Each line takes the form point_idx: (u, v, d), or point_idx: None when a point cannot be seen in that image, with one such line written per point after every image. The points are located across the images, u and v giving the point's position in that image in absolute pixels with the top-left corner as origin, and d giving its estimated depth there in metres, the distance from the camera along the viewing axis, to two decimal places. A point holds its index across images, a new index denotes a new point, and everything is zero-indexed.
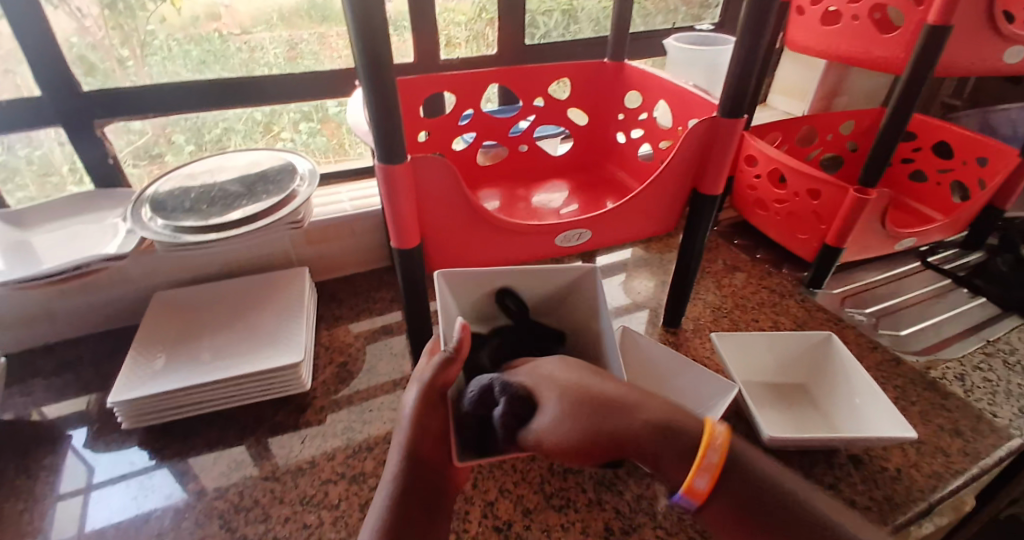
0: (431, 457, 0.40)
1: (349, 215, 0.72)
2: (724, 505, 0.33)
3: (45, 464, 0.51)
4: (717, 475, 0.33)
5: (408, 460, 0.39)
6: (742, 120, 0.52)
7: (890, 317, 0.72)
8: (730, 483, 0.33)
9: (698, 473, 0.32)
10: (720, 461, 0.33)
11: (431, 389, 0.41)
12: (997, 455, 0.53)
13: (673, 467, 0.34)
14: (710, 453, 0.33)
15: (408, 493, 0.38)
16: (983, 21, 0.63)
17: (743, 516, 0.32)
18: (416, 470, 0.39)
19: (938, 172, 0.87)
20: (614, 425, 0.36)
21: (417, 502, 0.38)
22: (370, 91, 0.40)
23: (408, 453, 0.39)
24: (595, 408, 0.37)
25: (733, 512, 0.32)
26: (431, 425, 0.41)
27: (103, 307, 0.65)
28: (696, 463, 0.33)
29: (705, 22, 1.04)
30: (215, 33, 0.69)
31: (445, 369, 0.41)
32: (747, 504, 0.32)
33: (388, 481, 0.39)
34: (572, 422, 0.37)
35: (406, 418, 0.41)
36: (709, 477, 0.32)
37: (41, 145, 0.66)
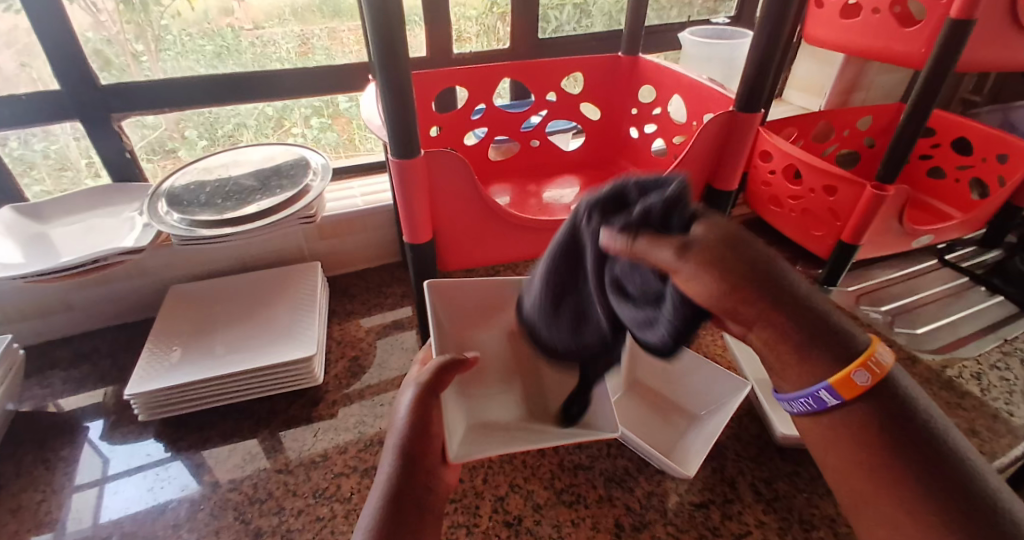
0: (427, 460, 0.36)
1: (361, 210, 0.72)
2: (869, 411, 0.28)
3: (63, 455, 0.52)
4: (880, 379, 0.28)
5: (402, 460, 0.35)
6: (758, 116, 0.51)
7: (906, 315, 0.71)
8: (883, 394, 0.28)
9: (864, 366, 0.27)
10: (873, 382, 0.28)
11: (429, 386, 0.38)
12: (1014, 455, 0.52)
13: (818, 358, 0.28)
14: (868, 367, 0.27)
15: (402, 495, 0.34)
16: (1008, 15, 0.62)
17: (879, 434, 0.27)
18: (410, 471, 0.35)
19: (956, 169, 0.86)
20: (744, 279, 0.28)
21: (411, 505, 0.34)
22: (386, 85, 0.40)
23: (401, 453, 0.35)
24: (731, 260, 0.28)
25: (877, 419, 0.28)
26: (429, 426, 0.37)
27: (120, 300, 0.66)
28: (862, 359, 0.28)
29: (720, 15, 1.03)
30: (227, 28, 0.70)
31: (444, 373, 0.39)
32: (898, 416, 0.27)
33: (380, 485, 0.34)
34: (718, 276, 0.28)
35: (401, 417, 0.37)
36: (874, 376, 0.28)
37: (58, 139, 0.67)
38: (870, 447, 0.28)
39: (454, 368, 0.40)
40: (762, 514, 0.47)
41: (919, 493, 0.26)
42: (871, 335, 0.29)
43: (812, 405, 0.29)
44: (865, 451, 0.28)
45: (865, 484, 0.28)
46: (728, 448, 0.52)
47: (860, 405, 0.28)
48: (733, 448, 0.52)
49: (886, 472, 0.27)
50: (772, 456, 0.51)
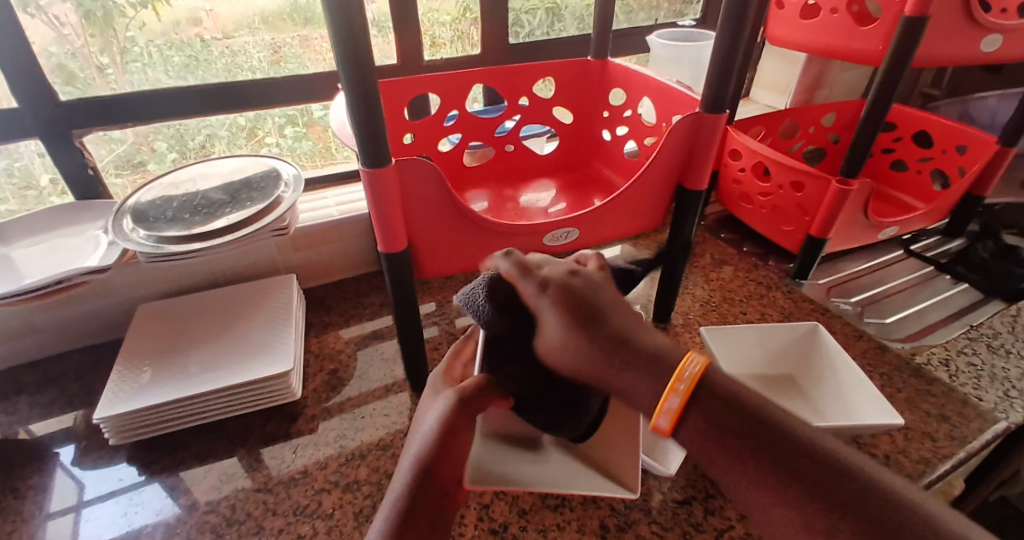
0: (443, 477, 0.34)
1: (336, 220, 0.71)
2: (696, 439, 0.30)
3: (31, 483, 0.50)
4: (682, 414, 0.31)
5: (417, 473, 0.34)
6: (724, 116, 0.52)
7: (876, 306, 0.73)
8: (707, 413, 0.30)
9: (661, 412, 0.31)
10: (685, 403, 0.31)
11: (459, 403, 0.37)
12: (983, 438, 0.54)
13: (643, 395, 0.32)
14: (676, 394, 0.31)
15: (413, 510, 0.32)
16: (959, 12, 0.64)
17: (724, 442, 0.29)
18: (425, 484, 0.33)
19: (918, 161, 0.88)
20: (595, 353, 0.33)
21: (424, 521, 0.32)
22: (352, 94, 0.40)
23: (419, 465, 0.34)
24: (588, 330, 0.34)
25: (711, 438, 0.30)
26: (455, 443, 0.36)
27: (89, 321, 0.64)
28: (658, 403, 0.31)
29: (688, 17, 1.05)
30: (196, 38, 0.69)
31: (480, 393, 0.38)
32: (728, 427, 0.30)
33: (394, 490, 0.33)
34: (582, 350, 0.34)
35: (430, 425, 0.37)
36: (672, 417, 0.31)
37: (22, 156, 0.65)
38: (725, 463, 0.29)
39: (492, 400, 0.39)
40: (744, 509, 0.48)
41: (794, 505, 0.27)
42: (684, 354, 0.32)
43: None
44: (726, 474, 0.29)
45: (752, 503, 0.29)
46: None
47: (691, 430, 0.30)
48: None
49: (744, 480, 0.29)
50: None
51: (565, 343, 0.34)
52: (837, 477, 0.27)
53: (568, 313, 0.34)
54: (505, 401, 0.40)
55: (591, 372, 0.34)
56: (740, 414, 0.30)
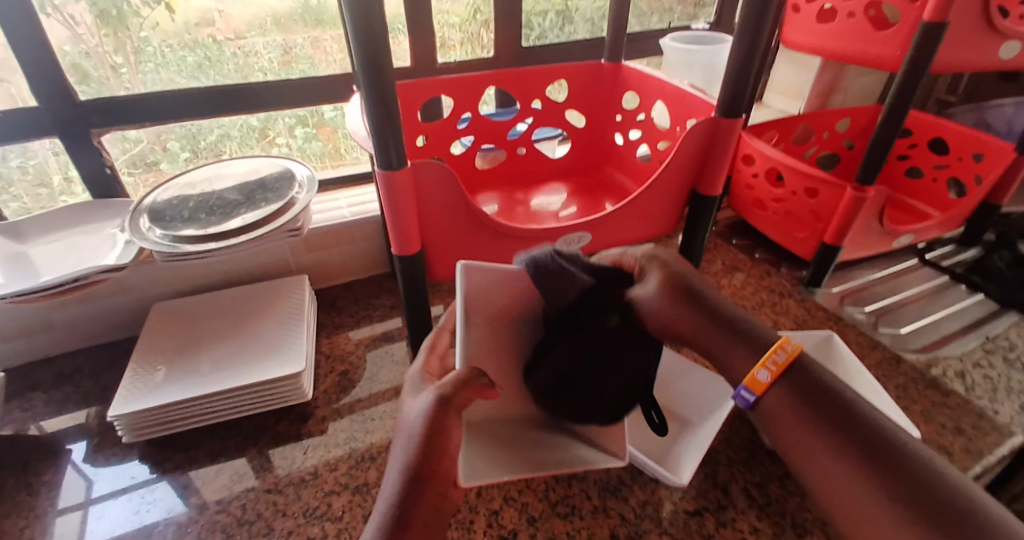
0: (436, 480, 0.33)
1: (347, 222, 0.72)
2: (784, 396, 0.34)
3: (45, 480, 0.51)
4: (782, 372, 0.34)
5: (409, 480, 0.32)
6: (740, 121, 0.52)
7: (889, 315, 0.72)
8: (799, 377, 0.34)
9: (764, 365, 0.34)
10: (786, 364, 0.34)
11: (443, 402, 0.34)
12: (999, 453, 0.53)
13: (740, 360, 0.36)
14: (780, 353, 0.35)
15: (408, 518, 0.31)
16: (977, 19, 0.63)
17: (802, 409, 0.33)
18: (416, 490, 0.32)
19: (933, 169, 0.88)
20: (696, 313, 0.38)
21: (416, 527, 0.31)
22: (370, 97, 0.40)
23: (408, 470, 0.32)
24: (692, 297, 0.39)
25: (794, 401, 0.33)
26: (442, 444, 0.33)
27: (103, 319, 0.65)
28: (763, 358, 0.35)
29: (700, 21, 1.05)
30: (210, 39, 0.69)
31: (462, 389, 0.35)
32: (811, 399, 0.33)
33: (386, 497, 0.32)
34: (686, 308, 0.39)
35: (413, 428, 0.34)
36: (774, 371, 0.34)
37: (37, 155, 0.66)
38: (801, 427, 0.32)
39: (480, 389, 0.36)
40: (756, 521, 0.47)
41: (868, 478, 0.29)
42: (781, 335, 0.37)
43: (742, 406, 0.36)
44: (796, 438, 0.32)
45: (813, 459, 0.31)
46: (720, 453, 0.52)
47: (780, 390, 0.34)
48: (725, 453, 0.52)
49: (821, 450, 0.31)
50: (765, 459, 0.52)
51: (665, 302, 0.39)
52: (900, 451, 0.29)
53: (677, 281, 0.40)
54: (492, 390, 0.38)
55: (688, 329, 0.38)
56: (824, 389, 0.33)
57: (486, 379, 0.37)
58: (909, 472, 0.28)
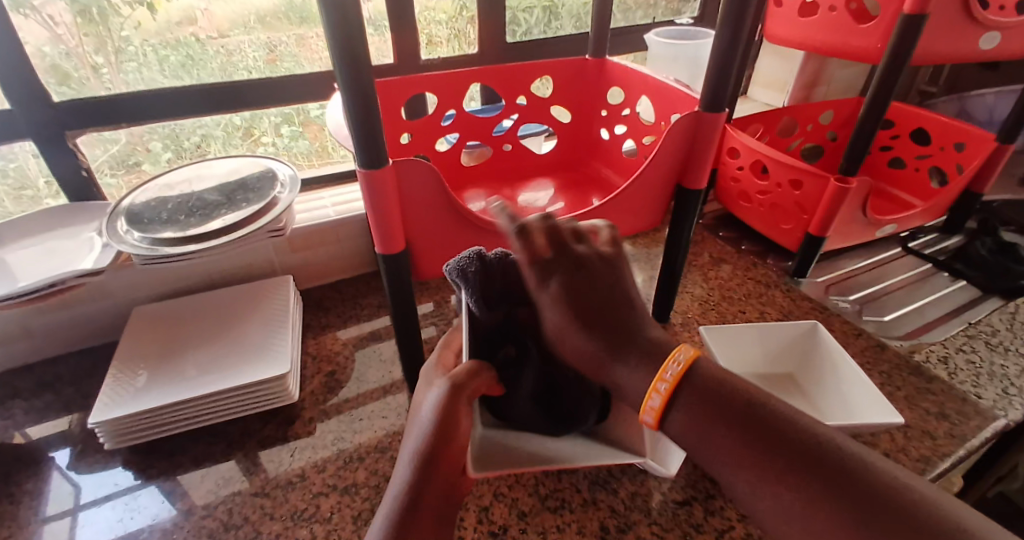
0: (447, 463, 0.35)
1: (332, 221, 0.71)
2: (679, 428, 0.33)
3: (27, 489, 0.50)
4: (665, 410, 0.33)
5: (419, 465, 0.34)
6: (723, 115, 0.52)
7: (874, 303, 0.73)
8: (685, 412, 0.32)
9: (645, 411, 0.34)
10: (665, 406, 0.33)
11: (456, 391, 0.35)
12: (982, 436, 0.53)
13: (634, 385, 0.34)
14: (656, 395, 0.33)
15: (419, 500, 0.34)
16: (957, 9, 0.64)
17: (713, 425, 0.32)
18: (426, 473, 0.34)
19: (916, 159, 0.88)
20: (588, 338, 0.35)
21: (426, 511, 0.34)
22: (348, 96, 0.39)
23: (421, 456, 0.34)
24: (582, 310, 0.35)
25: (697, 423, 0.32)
26: (453, 430, 0.35)
27: (85, 324, 0.64)
28: (642, 402, 0.34)
29: (685, 15, 1.05)
30: (192, 37, 0.68)
31: (472, 379, 0.36)
32: (720, 411, 0.32)
33: (399, 478, 0.35)
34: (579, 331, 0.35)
35: (426, 415, 0.36)
36: (655, 415, 0.33)
37: (16, 157, 0.65)
38: (718, 440, 0.31)
39: (487, 382, 0.38)
40: (744, 508, 0.47)
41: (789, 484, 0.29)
42: (665, 353, 0.34)
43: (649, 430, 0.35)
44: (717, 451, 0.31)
45: (742, 483, 0.31)
46: None
47: (682, 416, 0.33)
48: None
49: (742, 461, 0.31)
50: None
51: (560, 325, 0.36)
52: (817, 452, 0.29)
53: (573, 294, 0.35)
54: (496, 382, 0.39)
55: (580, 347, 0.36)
56: (737, 402, 0.32)
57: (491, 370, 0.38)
58: (840, 481, 0.28)
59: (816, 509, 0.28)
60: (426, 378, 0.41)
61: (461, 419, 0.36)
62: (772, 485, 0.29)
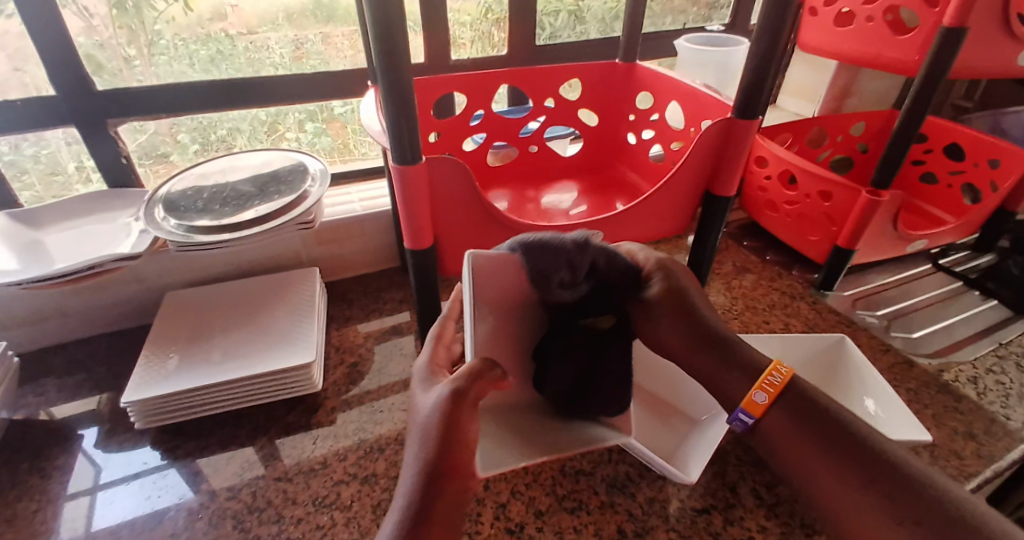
0: (458, 472, 0.33)
1: (358, 216, 0.72)
2: (780, 420, 0.37)
3: (58, 464, 0.51)
4: (778, 393, 0.38)
5: (427, 475, 0.32)
6: (756, 122, 0.52)
7: (902, 319, 0.72)
8: (791, 402, 0.37)
9: (759, 388, 0.38)
10: (778, 390, 0.38)
11: (456, 395, 0.35)
12: (1011, 458, 0.52)
13: (738, 385, 0.40)
14: (775, 375, 0.39)
15: (430, 512, 0.31)
16: (998, 21, 0.63)
17: (797, 426, 0.36)
18: (435, 484, 0.32)
19: (948, 174, 0.87)
20: (690, 330, 0.43)
21: (438, 521, 0.31)
22: (388, 92, 0.40)
23: (425, 467, 0.33)
24: (690, 311, 0.43)
25: (794, 422, 0.37)
26: (457, 435, 0.34)
27: (117, 307, 0.65)
28: (761, 378, 0.39)
29: (713, 22, 1.04)
30: (222, 33, 0.69)
31: (474, 381, 0.36)
32: (802, 416, 0.36)
33: (404, 492, 0.32)
34: (682, 326, 0.43)
35: (426, 422, 0.35)
36: (770, 393, 0.38)
37: (50, 144, 0.67)
38: (797, 440, 0.36)
39: (493, 381, 0.37)
40: (764, 520, 0.47)
41: (855, 485, 0.33)
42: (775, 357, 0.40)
43: (739, 428, 0.39)
44: (797, 450, 0.36)
45: (812, 480, 0.35)
46: (730, 454, 0.52)
47: (769, 416, 0.38)
48: (735, 452, 0.52)
49: (816, 461, 0.35)
50: None
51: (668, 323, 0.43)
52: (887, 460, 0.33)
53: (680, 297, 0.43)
54: (502, 380, 0.38)
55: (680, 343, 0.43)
56: (823, 408, 0.36)
57: (497, 371, 0.38)
58: (904, 486, 0.31)
59: (879, 508, 0.31)
60: (419, 384, 0.39)
61: (468, 424, 0.35)
62: (841, 485, 0.33)
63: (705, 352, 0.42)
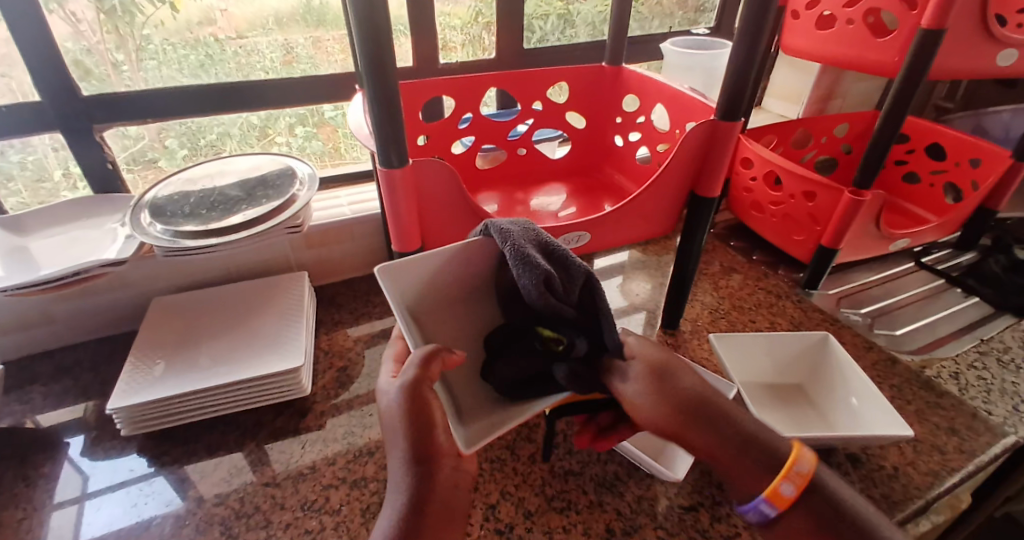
0: (441, 455, 0.35)
1: (348, 219, 0.72)
2: (804, 519, 0.33)
3: (44, 472, 0.51)
4: (804, 487, 0.33)
5: (413, 463, 0.33)
6: (738, 124, 0.52)
7: (885, 317, 0.73)
8: (818, 499, 0.33)
9: (785, 478, 0.33)
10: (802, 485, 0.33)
11: (420, 377, 0.36)
12: (992, 452, 0.53)
13: (754, 474, 0.34)
14: (801, 463, 0.34)
15: (425, 499, 0.33)
16: (974, 25, 0.64)
17: (826, 531, 0.32)
18: (422, 469, 0.33)
19: (930, 174, 0.88)
20: (679, 391, 0.37)
21: (436, 506, 0.33)
22: (373, 96, 0.40)
23: (410, 455, 0.34)
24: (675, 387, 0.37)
25: (814, 523, 0.33)
26: (430, 418, 0.35)
27: (103, 314, 0.65)
28: (786, 466, 0.34)
29: (701, 25, 1.05)
30: (211, 38, 0.69)
31: (430, 361, 0.37)
32: (832, 524, 0.32)
33: (394, 487, 0.33)
34: (657, 392, 0.37)
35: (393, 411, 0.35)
36: (797, 485, 0.33)
37: (36, 150, 0.66)
38: None
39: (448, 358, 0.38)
40: None
41: None
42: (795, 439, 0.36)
43: (757, 518, 0.34)
44: None
45: None
46: None
47: (796, 518, 0.33)
48: None
49: None
50: None
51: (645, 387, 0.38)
52: None
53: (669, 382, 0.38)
54: (456, 355, 0.39)
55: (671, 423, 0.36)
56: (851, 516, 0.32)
57: (444, 347, 0.39)
58: None
59: None
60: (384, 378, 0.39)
61: (430, 404, 0.35)
62: None
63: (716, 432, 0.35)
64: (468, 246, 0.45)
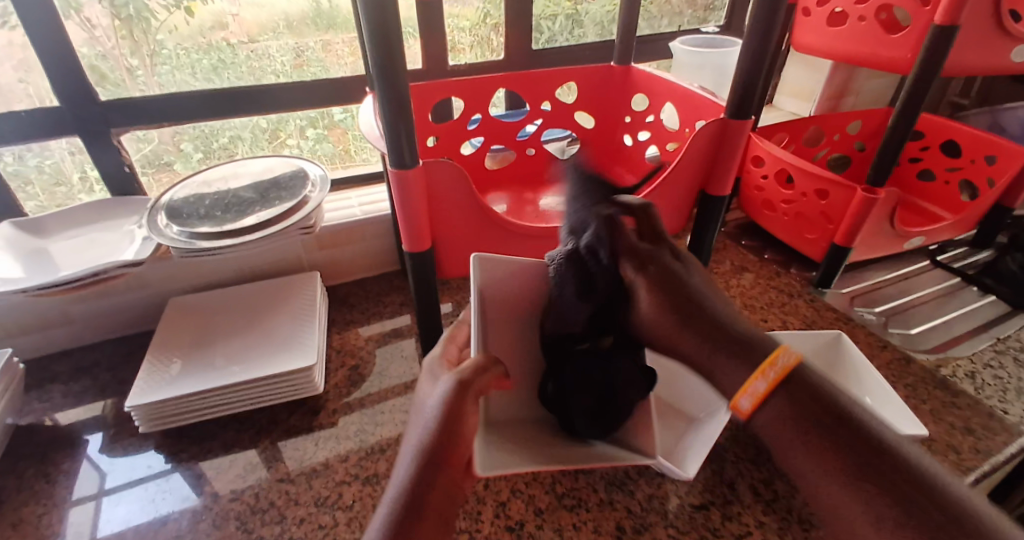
0: (452, 464, 0.32)
1: (359, 220, 0.73)
2: (775, 419, 0.29)
3: (63, 469, 0.52)
4: (768, 395, 0.30)
5: (423, 463, 0.31)
6: (748, 122, 0.52)
7: (900, 316, 0.72)
8: (787, 400, 0.29)
9: (746, 392, 0.30)
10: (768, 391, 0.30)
11: (463, 387, 0.34)
12: (1009, 452, 0.52)
13: (728, 375, 0.32)
14: (764, 378, 0.30)
15: (422, 503, 0.30)
16: (990, 19, 0.63)
17: (799, 426, 0.28)
18: (430, 474, 0.31)
19: (946, 171, 0.87)
20: (658, 295, 0.36)
21: (430, 515, 0.30)
22: (384, 98, 0.41)
23: (423, 453, 0.31)
24: (678, 298, 0.36)
25: (789, 419, 0.29)
26: (459, 428, 0.33)
27: (120, 314, 0.66)
28: (744, 384, 0.31)
29: (710, 24, 1.05)
30: (223, 42, 0.70)
31: (480, 374, 0.36)
32: (807, 417, 0.28)
33: (397, 483, 0.31)
34: (654, 292, 0.36)
35: (431, 410, 0.34)
36: (755, 399, 0.30)
37: (54, 154, 0.68)
38: (799, 443, 0.28)
39: (495, 378, 0.37)
40: (764, 516, 0.47)
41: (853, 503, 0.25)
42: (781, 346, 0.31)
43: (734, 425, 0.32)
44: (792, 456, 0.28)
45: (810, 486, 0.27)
46: (728, 450, 0.52)
47: (772, 416, 0.29)
48: (733, 450, 0.52)
49: (813, 470, 0.27)
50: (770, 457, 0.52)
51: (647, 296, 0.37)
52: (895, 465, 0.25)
53: (663, 285, 0.36)
54: (505, 378, 0.38)
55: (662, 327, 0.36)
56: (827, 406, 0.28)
57: (500, 365, 0.38)
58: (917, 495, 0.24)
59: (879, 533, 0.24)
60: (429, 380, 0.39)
61: (467, 413, 0.34)
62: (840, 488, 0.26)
63: (702, 331, 0.34)
64: (535, 266, 0.46)
